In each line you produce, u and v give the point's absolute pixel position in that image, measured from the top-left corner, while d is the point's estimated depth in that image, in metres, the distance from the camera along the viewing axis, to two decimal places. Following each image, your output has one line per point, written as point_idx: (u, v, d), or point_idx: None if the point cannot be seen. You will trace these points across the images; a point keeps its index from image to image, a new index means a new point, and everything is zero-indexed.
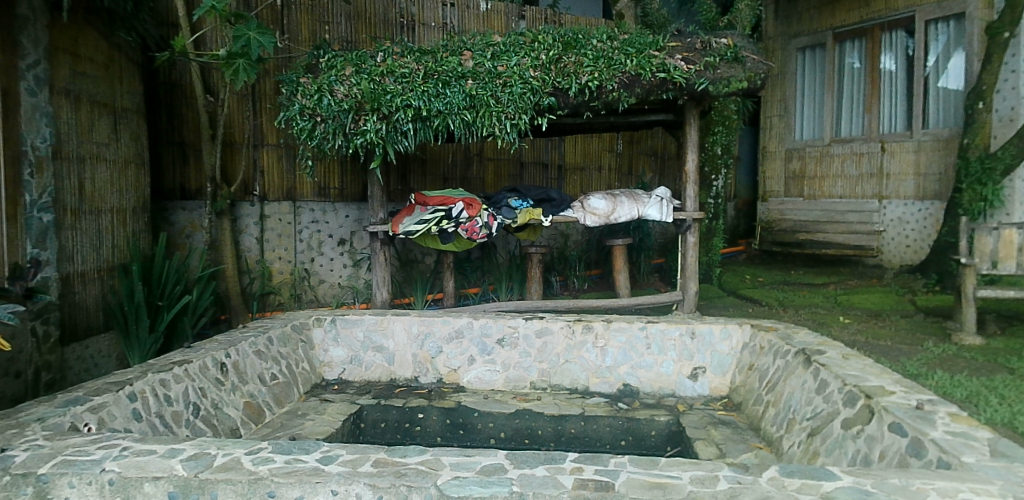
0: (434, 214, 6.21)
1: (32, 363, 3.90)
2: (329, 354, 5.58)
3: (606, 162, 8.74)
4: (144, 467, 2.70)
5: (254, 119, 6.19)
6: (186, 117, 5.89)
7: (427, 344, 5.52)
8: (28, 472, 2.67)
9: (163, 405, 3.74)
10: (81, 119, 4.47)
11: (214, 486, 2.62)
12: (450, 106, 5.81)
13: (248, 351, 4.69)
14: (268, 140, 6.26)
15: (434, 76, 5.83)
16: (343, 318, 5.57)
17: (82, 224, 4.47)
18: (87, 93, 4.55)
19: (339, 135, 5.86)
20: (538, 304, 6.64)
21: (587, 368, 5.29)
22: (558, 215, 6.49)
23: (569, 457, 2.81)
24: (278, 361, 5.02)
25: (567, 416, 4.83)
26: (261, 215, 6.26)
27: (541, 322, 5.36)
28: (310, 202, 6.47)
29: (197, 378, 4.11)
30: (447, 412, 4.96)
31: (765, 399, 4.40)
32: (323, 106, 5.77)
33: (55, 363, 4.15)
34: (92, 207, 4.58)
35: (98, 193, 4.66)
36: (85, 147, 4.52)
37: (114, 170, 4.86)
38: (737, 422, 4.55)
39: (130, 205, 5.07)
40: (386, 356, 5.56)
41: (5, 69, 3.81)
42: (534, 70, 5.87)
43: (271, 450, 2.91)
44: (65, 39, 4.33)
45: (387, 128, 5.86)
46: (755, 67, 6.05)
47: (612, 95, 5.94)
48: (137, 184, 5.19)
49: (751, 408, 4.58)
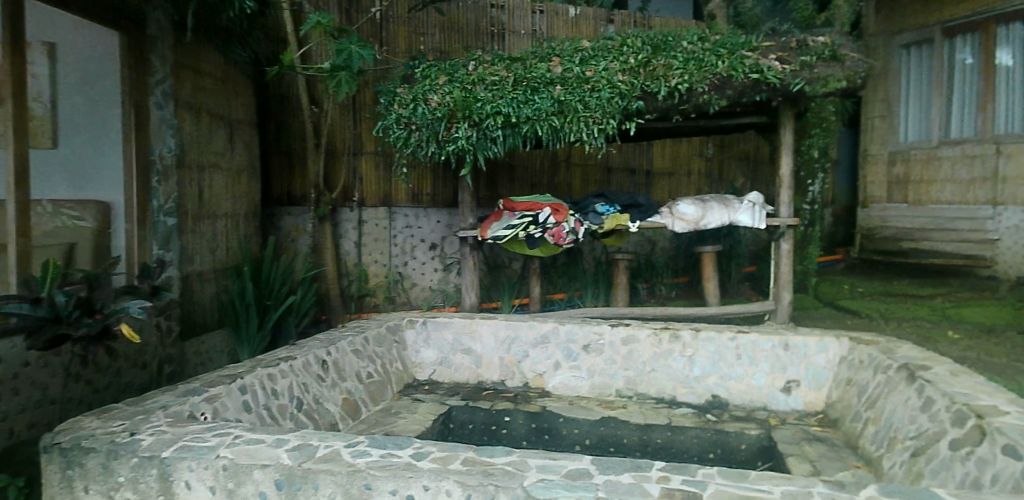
0: (521, 219, 6.28)
1: (156, 356, 4.24)
2: (420, 355, 5.74)
3: (696, 167, 8.54)
4: (253, 455, 2.86)
5: (355, 129, 6.49)
6: (292, 127, 6.25)
7: (514, 348, 5.57)
8: (153, 455, 2.84)
9: (270, 398, 3.98)
10: (201, 131, 4.83)
11: (316, 476, 2.75)
12: (539, 112, 5.83)
13: (347, 349, 4.91)
14: (366, 148, 6.53)
15: (523, 83, 5.92)
16: (433, 320, 5.72)
17: (202, 227, 4.81)
18: (206, 106, 4.91)
19: (432, 142, 6.02)
20: (624, 312, 6.59)
21: (674, 377, 5.18)
22: (646, 221, 6.41)
23: (655, 466, 2.77)
24: (374, 360, 5.21)
25: (653, 425, 4.77)
26: (359, 220, 6.55)
27: (627, 329, 5.31)
28: (404, 208, 6.68)
29: (301, 374, 4.34)
30: (533, 417, 5.00)
31: (864, 416, 4.16)
32: (418, 115, 5.96)
33: (176, 356, 4.47)
34: (209, 212, 4.93)
35: (215, 199, 5.02)
36: (205, 156, 4.87)
37: (228, 178, 5.22)
38: (833, 439, 4.35)
39: (242, 209, 5.42)
40: (474, 359, 5.65)
41: (137, 86, 4.19)
42: (623, 74, 5.83)
43: (368, 444, 3.04)
44: (189, 57, 4.69)
45: (477, 135, 5.96)
46: (855, 66, 5.76)
47: (702, 97, 5.78)
48: (249, 190, 5.55)
49: (848, 425, 4.35)
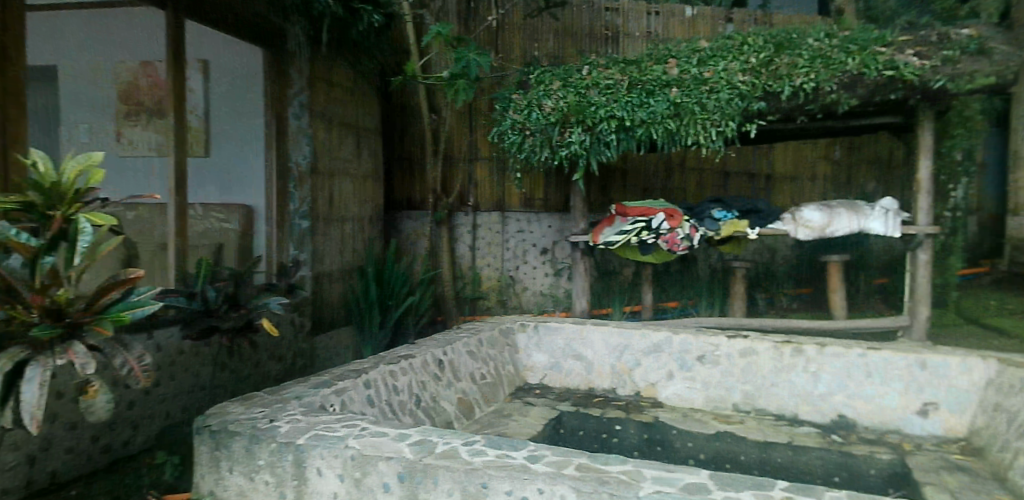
0: (635, 225, 6.13)
1: (291, 349, 4.52)
2: (531, 359, 5.73)
3: (821, 172, 8.01)
4: (378, 447, 2.96)
5: (471, 135, 6.65)
6: (413, 134, 6.49)
7: (626, 356, 5.47)
8: (289, 441, 3.00)
9: (392, 394, 4.09)
10: (333, 139, 5.10)
11: (436, 471, 2.78)
12: (654, 115, 5.70)
13: (462, 350, 4.98)
14: (482, 154, 6.65)
15: (638, 86, 5.80)
16: (545, 325, 5.71)
17: (332, 230, 5.09)
18: (338, 116, 5.20)
19: (546, 147, 6.03)
20: (741, 322, 6.30)
21: (796, 393, 4.85)
22: (766, 228, 6.10)
23: (778, 485, 2.60)
24: (487, 362, 5.26)
25: (772, 443, 4.49)
26: (474, 224, 6.68)
27: (746, 341, 5.01)
28: (517, 213, 6.68)
29: (419, 372, 4.44)
30: (645, 427, 4.86)
31: (1014, 447, 3.70)
32: (533, 120, 5.99)
33: (308, 350, 4.73)
34: (338, 216, 5.20)
35: (344, 203, 5.29)
36: (335, 163, 5.15)
37: (356, 184, 5.50)
38: (977, 470, 3.93)
39: (368, 213, 5.71)
40: (586, 365, 5.59)
41: (278, 99, 4.55)
42: (744, 74, 5.58)
43: (484, 443, 3.07)
44: (323, 70, 4.96)
45: (591, 139, 5.90)
46: (1008, 59, 5.17)
47: (830, 97, 5.41)
48: (374, 195, 5.84)
49: (996, 455, 3.91)
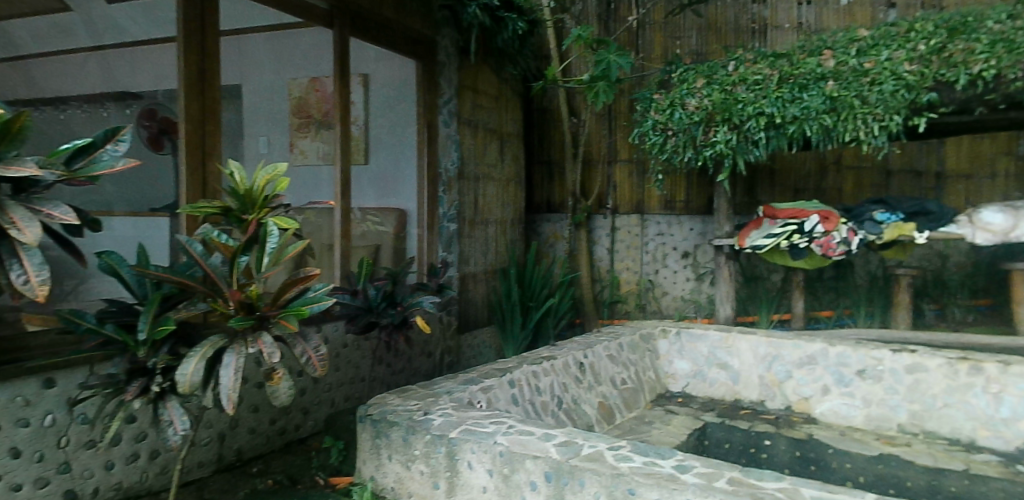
0: (784, 227, 5.74)
1: (439, 346, 4.72)
2: (673, 366, 5.56)
3: (1005, 168, 7.10)
4: (526, 444, 2.98)
5: (611, 137, 6.57)
6: (553, 138, 6.54)
7: (776, 367, 5.13)
8: (442, 434, 3.10)
9: (534, 395, 4.06)
10: (477, 145, 5.29)
11: (582, 473, 2.74)
12: (807, 111, 5.32)
13: (603, 354, 4.92)
14: (621, 156, 6.57)
15: (790, 80, 5.43)
16: (688, 332, 5.50)
17: (476, 233, 5.27)
18: (483, 123, 5.37)
19: (689, 147, 5.85)
20: (907, 336, 5.70)
21: (974, 416, 4.34)
22: (937, 231, 5.47)
23: None
24: (628, 367, 5.16)
25: (945, 471, 4.00)
26: (612, 227, 6.57)
27: (913, 356, 4.58)
28: (656, 215, 6.53)
29: (561, 374, 4.39)
30: (796, 443, 4.51)
31: None
32: (675, 120, 5.83)
33: (454, 348, 4.90)
34: (483, 219, 5.37)
35: (488, 207, 5.46)
36: (480, 168, 5.33)
37: (500, 187, 5.64)
38: None
39: (510, 216, 5.83)
40: (731, 374, 5.32)
41: (429, 108, 4.79)
42: (911, 63, 5.06)
43: (630, 449, 3.00)
44: (468, 78, 5.15)
45: (737, 138, 5.64)
46: None
47: (1015, 85, 4.80)
48: (516, 198, 5.97)
49: None
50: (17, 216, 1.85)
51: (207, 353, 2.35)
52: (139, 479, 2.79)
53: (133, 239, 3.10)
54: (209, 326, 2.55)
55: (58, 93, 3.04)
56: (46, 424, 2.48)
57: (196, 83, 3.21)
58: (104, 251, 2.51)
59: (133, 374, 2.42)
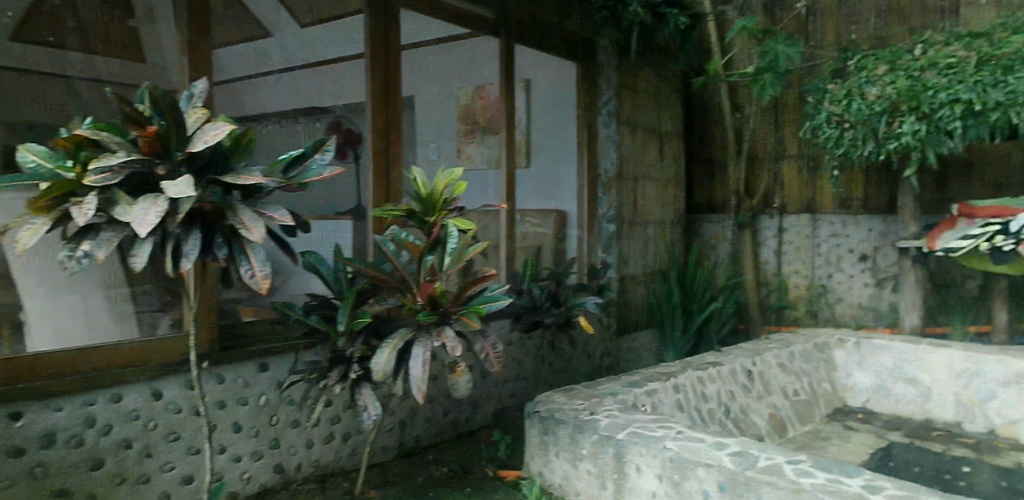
0: (984, 228, 4.79)
1: (599, 347, 4.70)
2: (852, 379, 5.10)
3: None
4: (696, 451, 2.76)
5: (777, 132, 6.17)
6: (714, 134, 6.31)
7: (975, 384, 4.56)
8: (610, 435, 2.99)
9: (700, 401, 3.87)
10: (637, 144, 5.17)
11: (760, 487, 2.50)
12: (1014, 96, 4.53)
13: (773, 362, 4.62)
14: (791, 151, 6.09)
15: (991, 61, 4.67)
16: (869, 341, 5.03)
17: (636, 234, 5.16)
18: (643, 122, 5.27)
19: (870, 141, 5.22)
20: None
21: None
22: None
23: None
24: (800, 377, 4.81)
25: None
26: (780, 228, 6.20)
27: None
28: (831, 215, 5.94)
29: (728, 381, 4.16)
30: (1005, 473, 3.91)
31: None
32: (852, 111, 5.22)
33: (613, 350, 4.85)
34: (643, 220, 5.26)
35: (648, 207, 5.35)
36: (640, 168, 5.24)
37: (659, 187, 5.52)
38: None
39: (670, 217, 5.69)
40: (921, 391, 4.79)
41: (587, 109, 4.83)
42: None
43: (811, 464, 2.64)
44: (628, 77, 5.08)
45: (928, 129, 4.89)
46: None
47: None
48: (676, 199, 5.81)
49: None
50: (246, 217, 2.05)
51: (398, 344, 2.55)
52: (334, 458, 3.05)
53: (332, 242, 3.25)
54: (397, 319, 2.75)
55: (257, 108, 3.01)
56: (261, 403, 2.80)
57: (379, 94, 3.48)
58: (307, 251, 2.79)
59: (334, 362, 2.67)
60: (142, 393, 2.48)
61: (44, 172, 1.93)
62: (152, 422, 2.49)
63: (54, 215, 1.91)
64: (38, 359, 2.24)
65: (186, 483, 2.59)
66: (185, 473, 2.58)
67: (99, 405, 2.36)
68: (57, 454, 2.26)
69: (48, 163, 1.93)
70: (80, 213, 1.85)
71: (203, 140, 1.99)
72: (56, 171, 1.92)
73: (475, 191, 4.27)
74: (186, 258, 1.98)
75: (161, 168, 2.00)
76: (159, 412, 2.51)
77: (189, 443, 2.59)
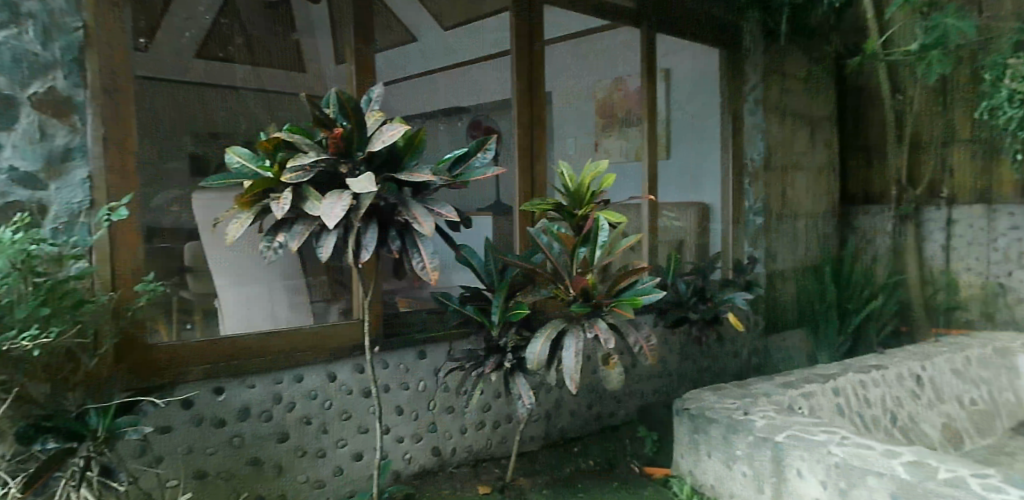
0: None
1: (746, 346, 4.53)
2: None
3: None
4: (865, 458, 2.49)
5: (947, 114, 5.21)
6: (872, 118, 5.67)
7: None
8: (766, 437, 2.79)
9: (863, 406, 3.59)
10: (785, 131, 4.88)
11: None
12: None
13: (945, 368, 4.20)
14: (961, 136, 5.18)
15: None
16: None
17: (785, 227, 4.90)
18: (792, 107, 4.98)
19: None
20: None
21: None
22: None
23: None
24: (979, 385, 4.34)
25: None
26: (948, 220, 5.35)
27: None
28: (1012, 206, 5.01)
29: (894, 386, 3.84)
30: None
31: None
32: None
33: (761, 349, 4.65)
34: (792, 212, 4.98)
35: (798, 198, 5.05)
36: (789, 156, 4.94)
37: (810, 177, 5.19)
38: None
39: (823, 209, 5.34)
40: None
41: (732, 96, 4.67)
42: None
43: (1002, 479, 2.29)
44: (775, 61, 4.81)
45: None
46: None
47: None
48: (829, 189, 5.44)
49: None
50: (417, 212, 2.19)
51: (551, 334, 2.57)
52: (486, 444, 3.15)
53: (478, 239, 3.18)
54: (546, 310, 2.90)
55: (401, 112, 3.08)
56: (420, 388, 2.95)
57: (524, 91, 3.55)
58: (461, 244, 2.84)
59: (490, 351, 2.75)
60: (320, 375, 2.70)
61: (247, 171, 2.19)
62: (328, 402, 2.70)
63: (256, 208, 2.16)
64: (237, 340, 2.52)
65: (357, 459, 2.77)
66: (355, 450, 2.77)
67: (285, 384, 2.60)
68: (251, 426, 2.51)
69: (250, 163, 2.19)
70: (278, 206, 2.06)
71: (380, 140, 2.18)
72: (257, 171, 2.16)
73: (619, 184, 4.21)
74: (365, 248, 2.17)
75: (344, 166, 2.22)
76: (333, 393, 2.72)
77: (358, 422, 2.78)
